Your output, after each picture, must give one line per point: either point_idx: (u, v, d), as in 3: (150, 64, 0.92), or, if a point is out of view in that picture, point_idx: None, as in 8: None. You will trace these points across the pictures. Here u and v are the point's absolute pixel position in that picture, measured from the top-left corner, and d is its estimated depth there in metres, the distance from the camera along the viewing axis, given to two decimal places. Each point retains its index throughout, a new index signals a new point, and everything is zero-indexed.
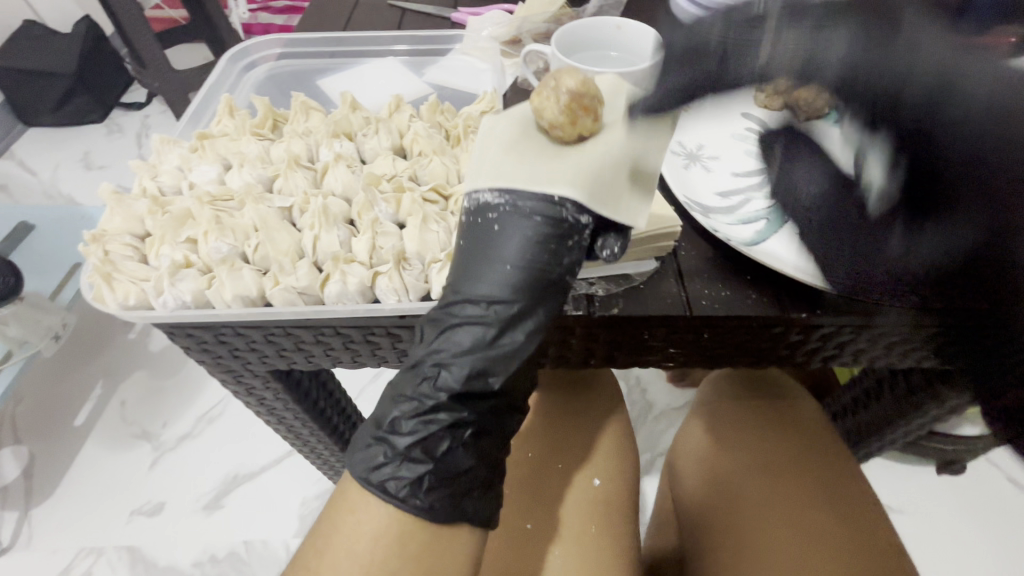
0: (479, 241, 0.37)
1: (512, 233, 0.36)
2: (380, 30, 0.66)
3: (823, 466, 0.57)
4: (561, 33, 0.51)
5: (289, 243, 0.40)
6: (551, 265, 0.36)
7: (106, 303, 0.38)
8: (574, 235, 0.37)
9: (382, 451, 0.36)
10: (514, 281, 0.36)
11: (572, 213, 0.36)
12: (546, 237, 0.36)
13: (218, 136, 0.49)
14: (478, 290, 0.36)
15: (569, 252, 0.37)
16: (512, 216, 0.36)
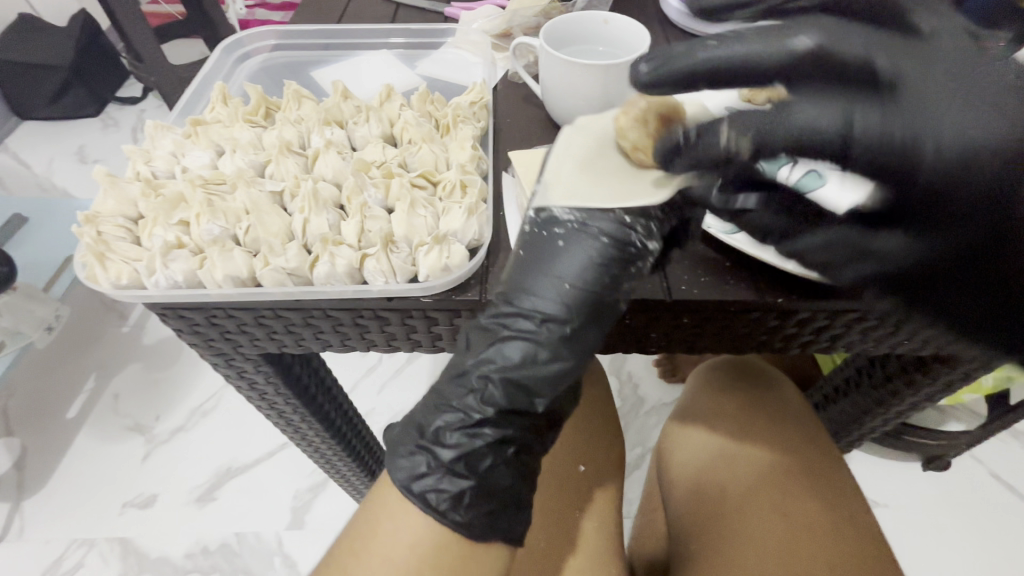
0: (546, 248, 0.38)
1: (580, 249, 0.38)
2: (373, 23, 0.67)
3: (817, 462, 0.57)
4: (549, 25, 0.52)
5: (280, 225, 0.41)
6: (609, 289, 0.38)
7: (100, 283, 0.39)
8: (635, 258, 0.38)
9: (426, 461, 0.37)
10: (570, 299, 0.37)
11: (640, 239, 0.38)
12: (607, 256, 0.38)
13: (211, 123, 0.49)
14: (531, 301, 0.38)
15: (626, 276, 0.38)
16: (578, 236, 0.38)
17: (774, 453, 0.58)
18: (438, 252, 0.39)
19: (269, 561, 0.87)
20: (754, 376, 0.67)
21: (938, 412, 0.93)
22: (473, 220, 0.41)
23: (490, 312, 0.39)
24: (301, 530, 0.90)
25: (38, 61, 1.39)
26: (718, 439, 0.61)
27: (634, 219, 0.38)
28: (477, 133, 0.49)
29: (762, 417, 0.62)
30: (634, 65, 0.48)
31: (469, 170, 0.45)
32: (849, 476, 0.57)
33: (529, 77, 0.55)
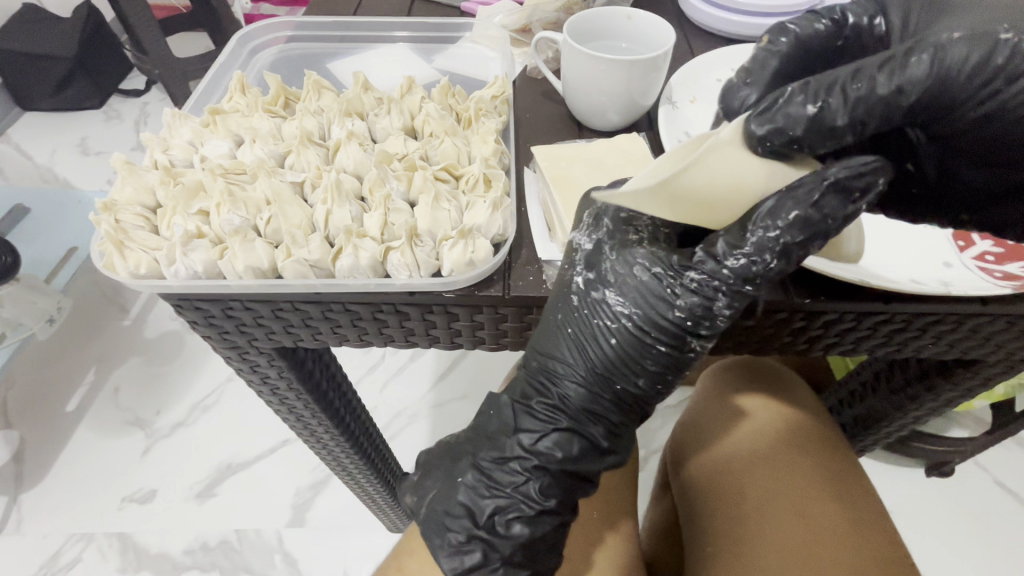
0: (603, 337, 0.37)
1: (638, 350, 0.37)
2: (389, 16, 0.66)
3: (832, 464, 0.57)
4: (573, 20, 0.52)
5: (301, 216, 0.41)
6: (653, 388, 0.39)
7: (117, 271, 0.38)
8: (688, 356, 0.37)
9: (477, 548, 0.40)
10: (620, 392, 0.39)
11: (697, 348, 0.37)
12: (660, 357, 0.37)
13: (229, 112, 0.49)
14: (585, 392, 0.39)
15: (676, 372, 0.38)
16: (632, 338, 0.37)
17: (790, 453, 0.57)
18: (463, 246, 0.39)
19: (270, 559, 0.86)
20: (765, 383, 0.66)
21: (943, 418, 0.92)
22: (498, 214, 0.41)
23: (544, 392, 0.40)
24: (302, 527, 0.89)
25: (41, 51, 1.37)
26: (735, 450, 0.59)
27: (692, 321, 0.36)
28: (499, 127, 0.49)
29: (780, 423, 0.61)
30: (660, 63, 0.48)
31: (492, 164, 0.44)
32: (861, 473, 0.58)
33: (551, 74, 0.54)
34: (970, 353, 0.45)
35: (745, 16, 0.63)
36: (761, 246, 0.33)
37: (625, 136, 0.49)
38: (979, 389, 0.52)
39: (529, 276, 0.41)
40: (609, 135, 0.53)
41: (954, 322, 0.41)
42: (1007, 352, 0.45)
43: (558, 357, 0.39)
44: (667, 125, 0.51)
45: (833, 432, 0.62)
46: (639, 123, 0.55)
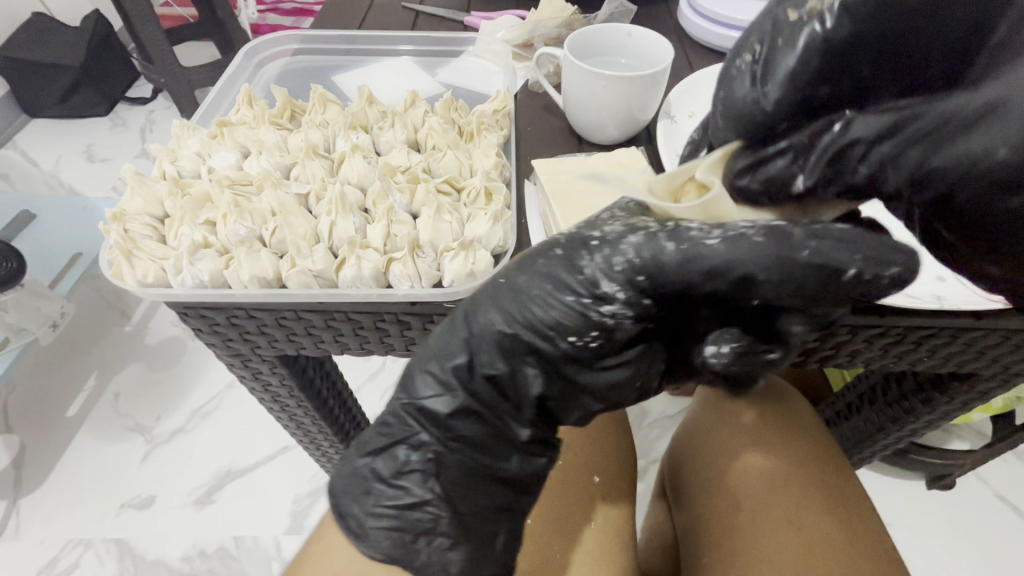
0: (524, 263, 0.35)
1: (543, 275, 0.34)
2: (394, 29, 0.68)
3: (845, 501, 0.55)
4: (573, 36, 0.53)
5: (307, 227, 0.42)
6: (537, 320, 0.34)
7: (125, 280, 0.39)
8: (595, 302, 0.33)
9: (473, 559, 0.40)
10: (506, 317, 0.35)
11: (590, 264, 0.33)
12: (562, 290, 0.33)
13: (236, 124, 0.50)
14: (485, 316, 0.35)
15: (575, 315, 0.33)
16: (536, 245, 0.35)
17: (802, 479, 0.57)
18: (464, 258, 0.39)
19: (267, 566, 0.86)
20: (790, 410, 0.64)
21: (943, 431, 0.93)
22: (498, 226, 0.42)
23: (452, 315, 0.36)
24: (300, 536, 0.89)
25: (50, 59, 1.39)
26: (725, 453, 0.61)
27: (604, 249, 0.33)
28: (501, 141, 0.50)
29: (798, 447, 0.60)
30: (658, 79, 0.49)
31: (494, 177, 0.45)
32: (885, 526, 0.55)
33: (552, 88, 0.55)
34: (964, 366, 0.45)
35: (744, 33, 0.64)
36: (721, 222, 0.31)
37: (624, 149, 0.50)
38: (975, 403, 0.52)
39: None
40: (608, 148, 0.54)
41: (947, 335, 0.41)
42: (1001, 367, 0.45)
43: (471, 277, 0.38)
44: (666, 139, 0.52)
45: (829, 442, 0.62)
46: (638, 137, 0.55)
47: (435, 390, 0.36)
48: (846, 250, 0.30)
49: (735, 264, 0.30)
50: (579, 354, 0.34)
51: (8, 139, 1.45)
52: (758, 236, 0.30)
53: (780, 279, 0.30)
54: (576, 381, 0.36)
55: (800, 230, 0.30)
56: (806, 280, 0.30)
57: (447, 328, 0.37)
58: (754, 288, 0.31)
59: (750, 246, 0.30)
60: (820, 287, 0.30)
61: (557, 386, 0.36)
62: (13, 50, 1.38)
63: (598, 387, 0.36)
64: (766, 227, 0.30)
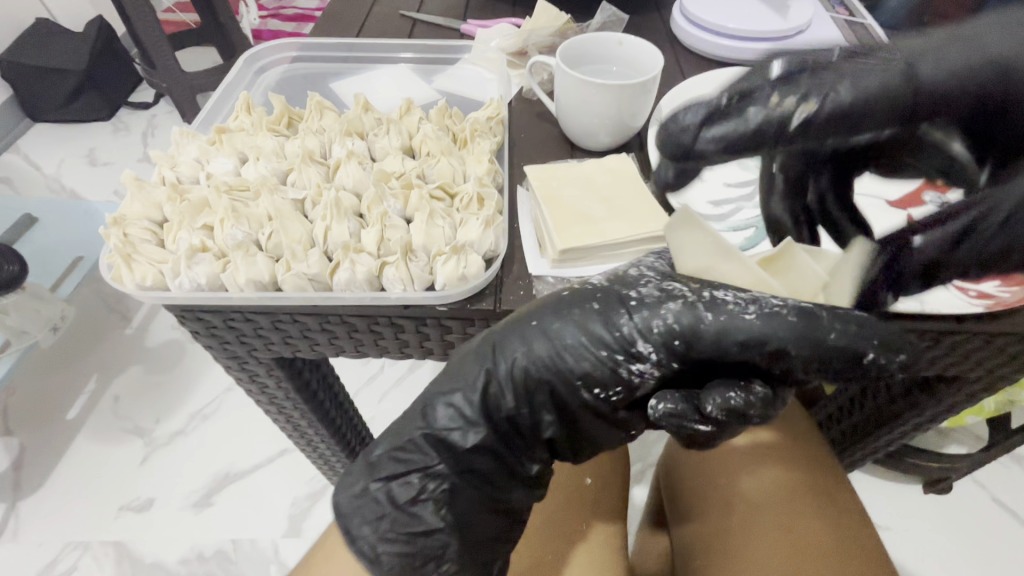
0: (564, 311, 0.38)
1: (583, 327, 0.37)
2: (391, 37, 0.69)
3: (851, 532, 0.54)
4: (566, 45, 0.54)
5: (302, 232, 0.42)
6: (564, 370, 0.37)
7: (125, 283, 0.40)
8: (628, 359, 0.36)
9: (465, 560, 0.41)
10: (533, 362, 0.37)
11: (627, 325, 0.36)
12: (597, 344, 0.36)
13: (235, 131, 0.51)
14: (519, 359, 0.37)
15: (607, 369, 0.36)
16: (575, 297, 0.38)
17: (811, 503, 0.55)
18: (455, 262, 0.40)
19: (265, 569, 0.87)
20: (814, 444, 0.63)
21: (939, 435, 0.93)
22: (490, 231, 0.42)
23: (479, 351, 0.39)
24: (298, 539, 0.90)
25: (54, 65, 1.41)
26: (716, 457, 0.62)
27: (643, 311, 0.35)
28: (494, 147, 0.51)
29: (813, 473, 0.58)
30: (648, 87, 0.49)
31: (486, 183, 0.46)
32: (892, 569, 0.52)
33: (545, 96, 0.56)
34: (950, 369, 0.46)
35: (734, 41, 0.65)
36: (753, 298, 0.34)
37: (615, 156, 0.51)
38: (963, 406, 0.53)
39: (519, 291, 0.43)
40: (600, 154, 0.55)
41: (932, 338, 0.42)
42: (985, 369, 0.46)
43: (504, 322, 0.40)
44: (656, 146, 0.53)
45: (819, 446, 0.63)
46: (630, 143, 0.56)
47: (451, 422, 0.39)
48: (865, 335, 0.33)
49: (765, 341, 0.33)
50: (602, 406, 0.37)
51: (11, 144, 1.46)
52: (790, 316, 0.33)
53: (810, 361, 0.33)
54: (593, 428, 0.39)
55: (825, 314, 0.33)
56: (830, 359, 0.33)
57: (475, 362, 0.39)
58: (775, 366, 0.33)
59: (777, 326, 0.33)
60: (845, 364, 0.32)
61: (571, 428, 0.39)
62: (17, 55, 1.40)
63: (607, 435, 0.39)
64: (798, 307, 0.33)
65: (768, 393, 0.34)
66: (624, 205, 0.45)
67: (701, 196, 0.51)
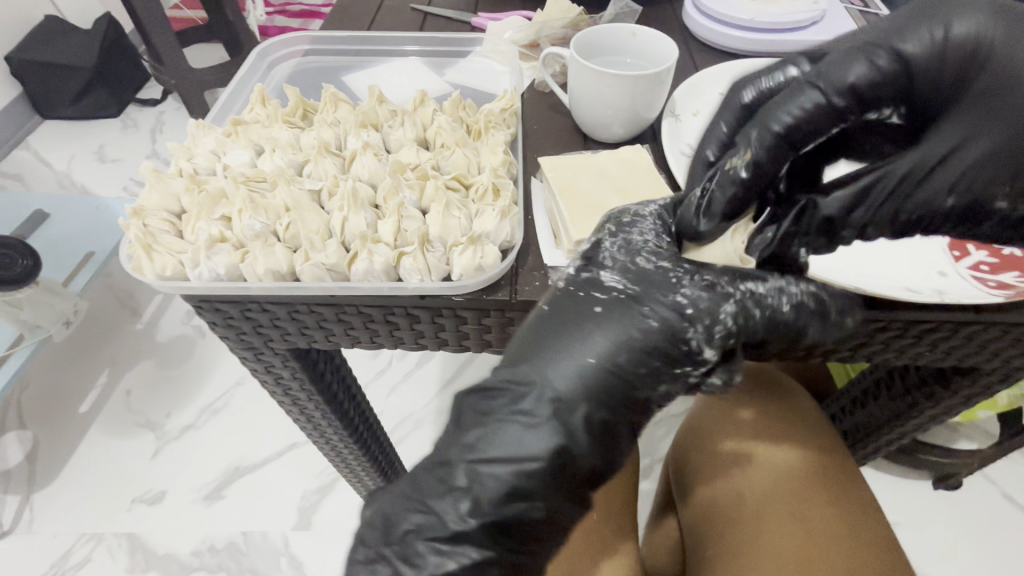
0: (614, 329, 0.34)
1: (644, 346, 0.34)
2: (402, 30, 0.69)
3: (864, 524, 0.53)
4: (580, 35, 0.54)
5: (319, 222, 0.43)
6: (632, 391, 0.34)
7: (145, 273, 0.40)
8: (694, 368, 0.34)
9: None
10: (604, 392, 0.34)
11: (697, 338, 0.34)
12: (668, 362, 0.34)
13: (250, 123, 0.51)
14: (585, 400, 0.33)
15: (673, 385, 0.35)
16: (621, 310, 0.35)
17: (822, 495, 0.55)
18: (472, 252, 0.40)
19: (276, 561, 0.87)
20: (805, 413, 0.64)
21: (950, 430, 0.92)
22: (506, 222, 0.42)
23: (529, 383, 0.34)
24: (308, 531, 0.90)
25: (64, 62, 1.42)
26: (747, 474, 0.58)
27: (705, 319, 0.34)
28: (508, 138, 0.51)
29: (823, 464, 0.58)
30: (663, 77, 0.49)
31: (501, 174, 0.46)
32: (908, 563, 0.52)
33: (557, 87, 0.56)
34: (967, 360, 0.46)
35: (746, 33, 0.65)
36: (783, 288, 0.36)
37: (629, 147, 0.51)
38: (979, 398, 0.52)
39: (535, 281, 0.43)
40: (613, 146, 0.55)
41: (950, 329, 0.42)
42: (1004, 361, 0.46)
43: (529, 342, 0.35)
44: (670, 137, 0.53)
45: (829, 433, 0.63)
46: (643, 134, 0.56)
47: (520, 488, 0.32)
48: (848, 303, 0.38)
49: (797, 331, 0.36)
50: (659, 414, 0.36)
51: (22, 141, 1.48)
52: (808, 302, 0.36)
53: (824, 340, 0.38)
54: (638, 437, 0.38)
55: (828, 294, 0.37)
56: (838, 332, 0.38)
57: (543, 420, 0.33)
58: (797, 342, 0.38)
59: (806, 315, 0.36)
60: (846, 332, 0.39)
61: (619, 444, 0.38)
62: (29, 52, 1.41)
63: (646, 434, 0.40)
64: (816, 294, 0.36)
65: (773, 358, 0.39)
66: (639, 196, 0.45)
67: None
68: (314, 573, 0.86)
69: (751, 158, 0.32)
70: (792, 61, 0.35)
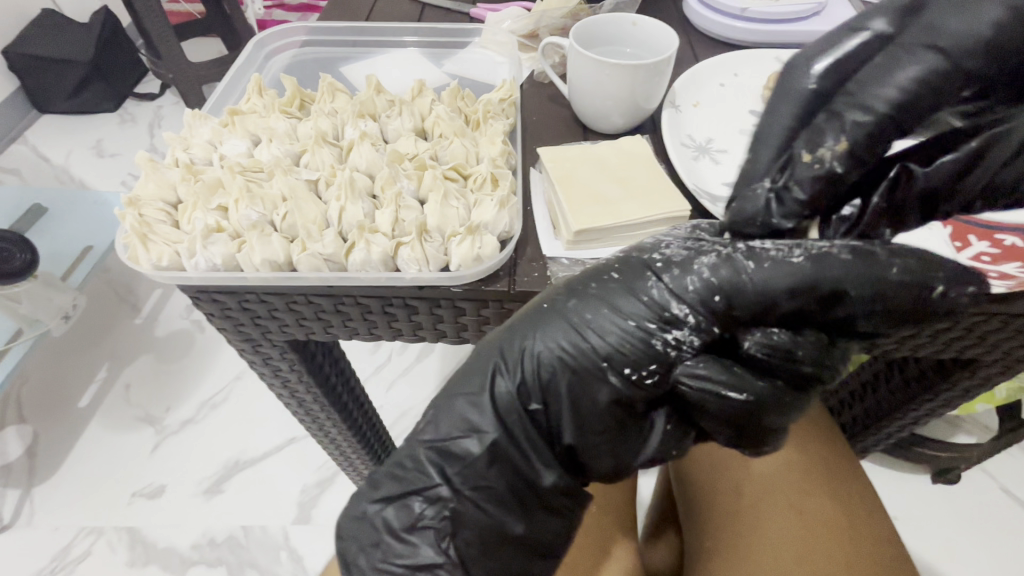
0: (585, 291, 0.35)
1: (606, 301, 0.35)
2: (400, 21, 0.68)
3: (864, 518, 0.53)
4: (579, 25, 0.53)
5: (316, 212, 0.42)
6: (593, 348, 0.34)
7: (141, 263, 0.40)
8: (661, 327, 0.33)
9: None
10: (562, 346, 0.34)
11: (660, 289, 0.34)
12: (628, 314, 0.34)
13: (247, 113, 0.51)
14: (534, 344, 0.35)
15: (637, 341, 0.33)
16: (593, 270, 0.36)
17: (825, 492, 0.55)
18: (470, 242, 0.40)
19: (275, 555, 0.87)
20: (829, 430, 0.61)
21: (948, 425, 0.92)
22: (504, 212, 0.42)
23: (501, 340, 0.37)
24: (308, 525, 0.90)
25: (61, 56, 1.41)
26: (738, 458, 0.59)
27: (672, 271, 0.34)
28: (507, 129, 0.51)
29: (824, 461, 0.58)
30: (664, 68, 0.49)
31: (500, 164, 0.46)
32: (908, 560, 0.51)
33: (556, 78, 0.56)
34: (967, 352, 0.45)
35: (749, 24, 0.65)
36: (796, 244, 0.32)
37: (628, 137, 0.50)
38: (980, 391, 0.52)
39: (534, 272, 0.42)
40: (613, 137, 0.54)
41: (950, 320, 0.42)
42: (1002, 352, 0.45)
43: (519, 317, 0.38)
44: (671, 128, 0.53)
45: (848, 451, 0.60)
46: (643, 125, 0.56)
47: (461, 430, 0.35)
48: (928, 274, 0.31)
49: (816, 284, 0.31)
50: (633, 387, 0.34)
51: (19, 135, 1.47)
52: (845, 255, 0.31)
53: (869, 304, 0.31)
54: (618, 430, 0.35)
55: (886, 256, 0.31)
56: (892, 304, 0.31)
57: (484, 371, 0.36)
58: (834, 312, 0.31)
59: (830, 265, 0.30)
60: (915, 307, 0.31)
61: (596, 432, 0.35)
62: (26, 47, 1.40)
63: (640, 436, 0.35)
64: (853, 246, 0.31)
65: (819, 338, 0.32)
66: (638, 186, 0.45)
67: (715, 177, 0.50)
68: (313, 567, 0.86)
69: (846, 147, 0.31)
70: (869, 22, 0.32)
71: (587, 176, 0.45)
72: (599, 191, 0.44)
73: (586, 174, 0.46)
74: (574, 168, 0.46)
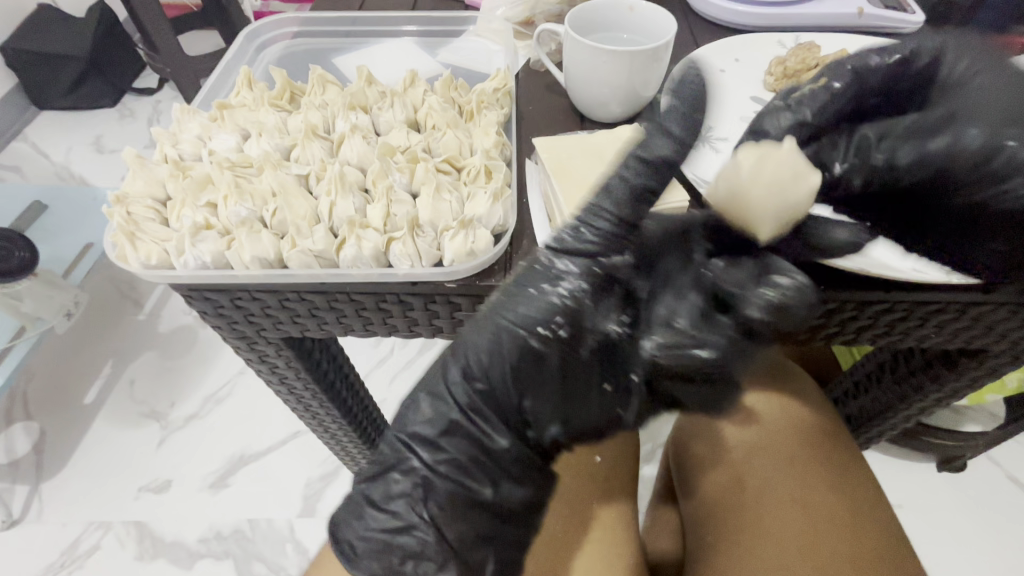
0: (507, 283, 0.38)
1: (520, 282, 0.37)
2: (393, 9, 0.67)
3: (870, 516, 0.52)
4: (574, 11, 0.52)
5: (306, 208, 0.42)
6: (510, 319, 0.37)
7: (130, 262, 0.40)
8: (563, 296, 0.36)
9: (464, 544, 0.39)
10: (488, 330, 0.37)
11: (556, 267, 0.37)
12: (531, 290, 0.37)
13: (236, 107, 0.50)
14: (470, 330, 0.38)
15: (545, 309, 0.36)
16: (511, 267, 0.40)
17: (825, 484, 0.54)
18: (464, 237, 0.39)
19: (281, 548, 0.88)
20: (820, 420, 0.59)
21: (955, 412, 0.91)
22: (498, 205, 0.41)
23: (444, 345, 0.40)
24: (313, 518, 0.91)
25: (57, 51, 1.40)
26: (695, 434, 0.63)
27: (559, 251, 0.37)
28: (501, 119, 0.49)
29: (820, 448, 0.57)
30: (661, 54, 0.47)
31: (494, 155, 0.45)
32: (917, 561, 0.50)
33: (552, 65, 0.54)
34: (975, 342, 0.44)
35: (749, 7, 0.63)
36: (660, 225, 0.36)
37: (626, 126, 0.49)
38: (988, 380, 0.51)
39: None
40: (611, 126, 0.53)
41: (957, 310, 0.41)
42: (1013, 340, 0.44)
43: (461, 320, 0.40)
44: None
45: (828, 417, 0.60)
46: (641, 113, 0.54)
47: None
48: None
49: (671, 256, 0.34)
50: (554, 348, 0.36)
51: (19, 133, 1.46)
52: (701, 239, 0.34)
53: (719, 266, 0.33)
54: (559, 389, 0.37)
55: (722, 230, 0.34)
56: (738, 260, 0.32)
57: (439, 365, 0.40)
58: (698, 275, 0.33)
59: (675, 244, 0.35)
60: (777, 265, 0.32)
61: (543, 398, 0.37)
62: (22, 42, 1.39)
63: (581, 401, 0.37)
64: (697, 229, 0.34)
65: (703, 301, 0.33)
66: None
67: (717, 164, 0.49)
68: None
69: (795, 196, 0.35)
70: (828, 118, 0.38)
71: (576, 169, 0.44)
72: (592, 181, 0.43)
73: (575, 166, 0.44)
74: (563, 160, 0.45)
